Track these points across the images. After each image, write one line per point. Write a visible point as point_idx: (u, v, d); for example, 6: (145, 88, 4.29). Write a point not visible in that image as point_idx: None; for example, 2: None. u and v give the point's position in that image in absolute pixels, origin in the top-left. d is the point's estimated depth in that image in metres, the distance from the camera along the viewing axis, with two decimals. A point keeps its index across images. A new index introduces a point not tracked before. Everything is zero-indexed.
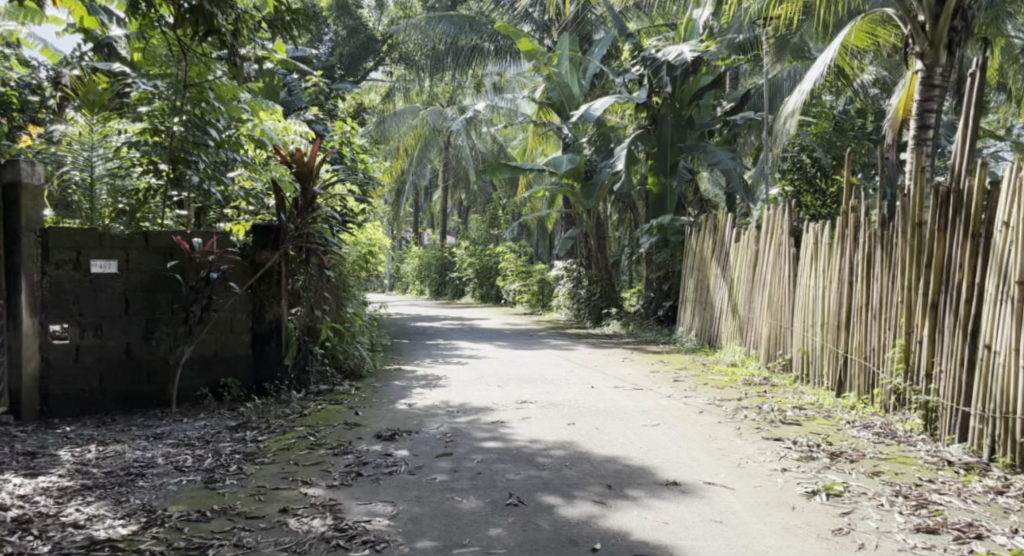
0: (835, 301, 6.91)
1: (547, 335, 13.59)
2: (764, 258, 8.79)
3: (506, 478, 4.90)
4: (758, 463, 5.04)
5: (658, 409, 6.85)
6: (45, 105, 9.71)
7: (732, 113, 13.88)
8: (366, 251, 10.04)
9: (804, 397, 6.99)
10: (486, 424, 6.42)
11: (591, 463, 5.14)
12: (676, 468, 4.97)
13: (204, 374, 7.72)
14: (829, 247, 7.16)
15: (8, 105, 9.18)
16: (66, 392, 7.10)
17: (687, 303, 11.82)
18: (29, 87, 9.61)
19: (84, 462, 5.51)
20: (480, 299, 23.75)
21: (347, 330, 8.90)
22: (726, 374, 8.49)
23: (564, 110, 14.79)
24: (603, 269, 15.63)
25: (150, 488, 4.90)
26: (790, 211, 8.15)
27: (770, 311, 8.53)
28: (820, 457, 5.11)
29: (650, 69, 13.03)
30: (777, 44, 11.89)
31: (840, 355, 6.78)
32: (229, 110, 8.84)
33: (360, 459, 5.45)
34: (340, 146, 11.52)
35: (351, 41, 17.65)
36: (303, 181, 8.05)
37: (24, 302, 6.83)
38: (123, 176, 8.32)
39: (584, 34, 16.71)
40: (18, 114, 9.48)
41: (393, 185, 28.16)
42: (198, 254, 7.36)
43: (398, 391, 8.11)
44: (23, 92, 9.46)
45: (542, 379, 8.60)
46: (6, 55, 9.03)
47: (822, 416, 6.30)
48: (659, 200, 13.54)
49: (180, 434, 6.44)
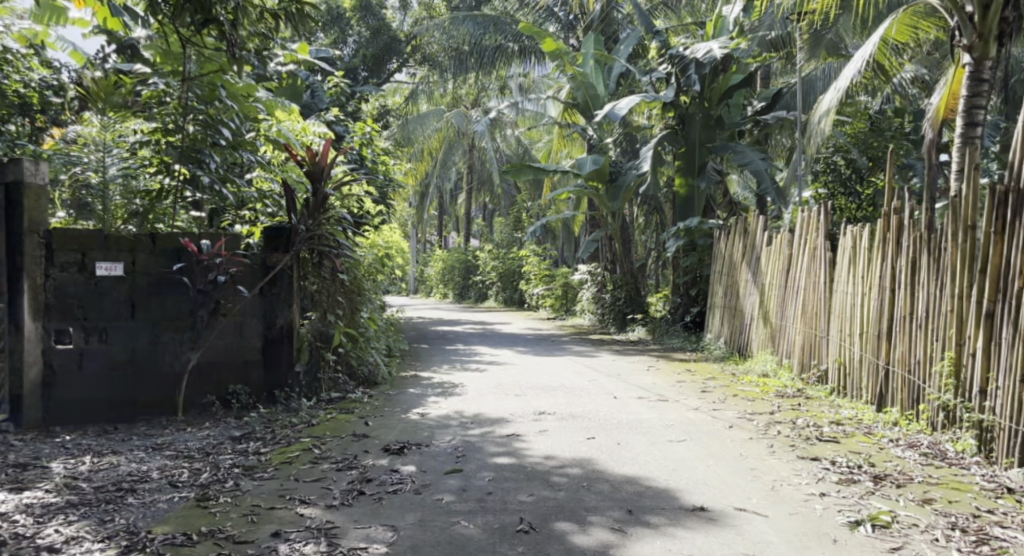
0: (876, 309, 6.45)
1: (569, 341, 13.20)
2: (799, 262, 8.33)
3: (518, 500, 4.53)
4: (794, 486, 4.62)
5: (685, 422, 6.44)
6: (70, 107, 8.84)
7: (764, 112, 13.34)
8: (382, 253, 9.71)
9: (842, 411, 6.54)
10: (500, 438, 6.04)
11: (611, 484, 4.76)
12: (703, 491, 4.57)
13: (213, 381, 7.29)
14: (871, 250, 6.70)
15: (31, 108, 8.49)
16: (70, 398, 6.83)
17: (715, 309, 11.37)
18: (53, 88, 8.70)
19: (76, 476, 5.21)
20: (504, 303, 23.38)
21: (362, 336, 8.54)
22: (757, 385, 8.04)
23: (589, 111, 14.37)
24: (628, 273, 15.20)
25: (138, 506, 4.59)
26: (825, 212, 7.70)
27: (805, 319, 8.07)
28: (863, 480, 4.68)
29: (678, 67, 12.62)
30: (809, 39, 10.76)
31: (881, 368, 6.33)
32: (244, 110, 8.36)
33: (364, 476, 5.10)
34: (360, 148, 11.13)
35: (375, 42, 16.66)
36: (315, 180, 7.67)
37: (27, 306, 6.62)
38: (135, 176, 8.08)
39: (611, 33, 16.21)
40: (40, 115, 8.61)
41: (416, 188, 27.83)
42: (206, 257, 6.98)
43: (412, 400, 7.76)
44: (45, 93, 8.59)
45: (562, 388, 8.22)
46: (30, 53, 8.58)
47: (862, 433, 5.86)
48: (685, 202, 12.97)
49: (181, 445, 6.13)
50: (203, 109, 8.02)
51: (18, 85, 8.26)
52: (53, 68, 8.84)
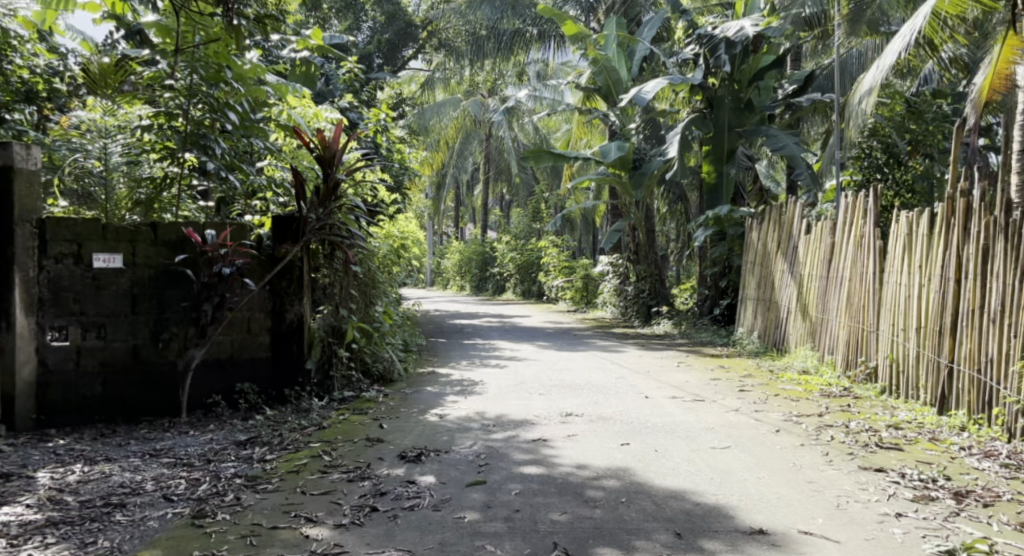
0: (936, 301, 5.92)
1: (592, 334, 12.69)
2: (842, 250, 7.78)
3: (551, 520, 4.07)
4: (863, 504, 4.13)
5: (727, 426, 5.91)
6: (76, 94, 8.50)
7: (795, 95, 12.61)
8: (398, 244, 9.14)
9: (898, 414, 5.99)
10: (525, 443, 5.55)
11: (653, 501, 4.29)
12: (759, 512, 4.09)
13: (219, 380, 6.83)
14: (930, 235, 6.15)
15: (38, 96, 7.97)
16: (66, 399, 6.35)
17: (747, 302, 10.80)
18: (59, 75, 8.33)
19: (62, 488, 4.75)
20: (523, 295, 22.91)
21: (377, 331, 8.04)
22: (798, 383, 7.50)
23: (612, 95, 13.74)
24: (652, 264, 14.65)
25: (126, 524, 4.17)
26: (875, 197, 7.14)
27: (850, 311, 7.53)
28: (942, 497, 4.18)
29: (706, 48, 12.01)
30: (848, 15, 9.97)
31: (944, 367, 5.79)
32: (251, 92, 7.65)
33: (378, 488, 4.61)
34: (375, 135, 10.58)
35: (391, 27, 15.83)
36: (325, 167, 7.10)
37: (19, 301, 6.14)
38: (139, 164, 7.66)
39: (633, 15, 15.56)
40: (48, 104, 8.09)
41: (432, 178, 27.35)
42: (210, 247, 6.51)
43: (430, 400, 7.25)
44: (51, 79, 8.13)
45: (588, 387, 7.69)
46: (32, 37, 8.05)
47: (928, 439, 5.30)
48: (714, 191, 12.33)
49: (180, 451, 5.65)
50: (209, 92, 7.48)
51: (22, 71, 7.79)
52: (59, 54, 8.46)
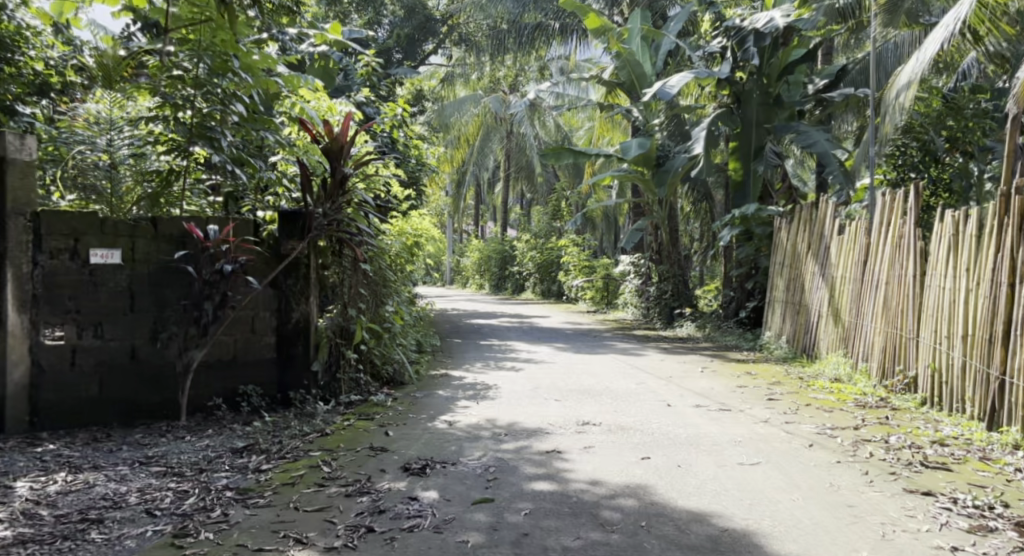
0: (987, 305, 5.48)
1: (612, 336, 12.27)
2: (878, 250, 7.33)
3: (563, 546, 3.72)
4: (912, 535, 3.76)
5: (756, 439, 5.48)
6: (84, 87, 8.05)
7: (827, 90, 12.10)
8: (411, 241, 8.44)
9: (943, 429, 5.56)
10: (537, 455, 5.15)
11: (675, 526, 3.90)
12: (793, 541, 3.72)
13: (221, 381, 6.51)
14: (980, 236, 5.70)
15: (52, 87, 7.47)
16: (60, 401, 5.97)
17: (776, 305, 10.33)
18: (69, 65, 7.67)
19: (39, 500, 4.43)
20: (542, 294, 22.54)
21: (388, 331, 7.65)
22: (831, 392, 7.06)
23: (636, 90, 13.34)
24: (675, 264, 14.16)
25: (99, 545, 3.86)
26: (917, 195, 6.68)
27: (886, 315, 7.08)
28: (1001, 529, 3.81)
29: (734, 40, 11.51)
30: (885, 5, 9.45)
31: (994, 379, 5.35)
32: (260, 83, 7.10)
33: (376, 505, 4.25)
34: (390, 129, 10.19)
35: (410, 21, 15.48)
36: (331, 159, 6.72)
37: (11, 298, 5.74)
38: (144, 156, 7.23)
39: (659, 9, 15.14)
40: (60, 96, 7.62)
41: (452, 175, 26.98)
42: (212, 244, 6.15)
43: (440, 405, 6.88)
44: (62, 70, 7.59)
45: (607, 393, 7.28)
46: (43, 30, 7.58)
47: (979, 459, 4.87)
48: (740, 189, 11.88)
49: (172, 459, 5.31)
50: (221, 85, 7.02)
51: (34, 63, 7.25)
52: (73, 46, 7.94)
